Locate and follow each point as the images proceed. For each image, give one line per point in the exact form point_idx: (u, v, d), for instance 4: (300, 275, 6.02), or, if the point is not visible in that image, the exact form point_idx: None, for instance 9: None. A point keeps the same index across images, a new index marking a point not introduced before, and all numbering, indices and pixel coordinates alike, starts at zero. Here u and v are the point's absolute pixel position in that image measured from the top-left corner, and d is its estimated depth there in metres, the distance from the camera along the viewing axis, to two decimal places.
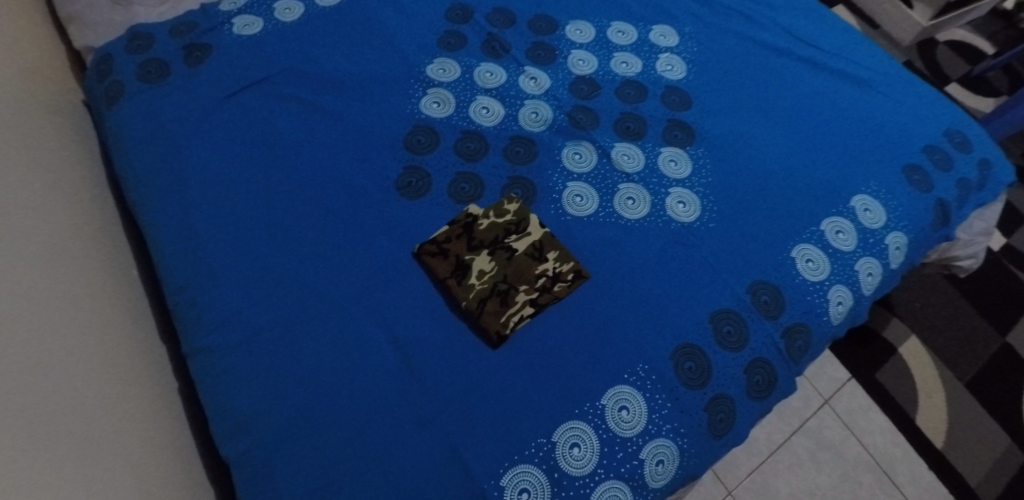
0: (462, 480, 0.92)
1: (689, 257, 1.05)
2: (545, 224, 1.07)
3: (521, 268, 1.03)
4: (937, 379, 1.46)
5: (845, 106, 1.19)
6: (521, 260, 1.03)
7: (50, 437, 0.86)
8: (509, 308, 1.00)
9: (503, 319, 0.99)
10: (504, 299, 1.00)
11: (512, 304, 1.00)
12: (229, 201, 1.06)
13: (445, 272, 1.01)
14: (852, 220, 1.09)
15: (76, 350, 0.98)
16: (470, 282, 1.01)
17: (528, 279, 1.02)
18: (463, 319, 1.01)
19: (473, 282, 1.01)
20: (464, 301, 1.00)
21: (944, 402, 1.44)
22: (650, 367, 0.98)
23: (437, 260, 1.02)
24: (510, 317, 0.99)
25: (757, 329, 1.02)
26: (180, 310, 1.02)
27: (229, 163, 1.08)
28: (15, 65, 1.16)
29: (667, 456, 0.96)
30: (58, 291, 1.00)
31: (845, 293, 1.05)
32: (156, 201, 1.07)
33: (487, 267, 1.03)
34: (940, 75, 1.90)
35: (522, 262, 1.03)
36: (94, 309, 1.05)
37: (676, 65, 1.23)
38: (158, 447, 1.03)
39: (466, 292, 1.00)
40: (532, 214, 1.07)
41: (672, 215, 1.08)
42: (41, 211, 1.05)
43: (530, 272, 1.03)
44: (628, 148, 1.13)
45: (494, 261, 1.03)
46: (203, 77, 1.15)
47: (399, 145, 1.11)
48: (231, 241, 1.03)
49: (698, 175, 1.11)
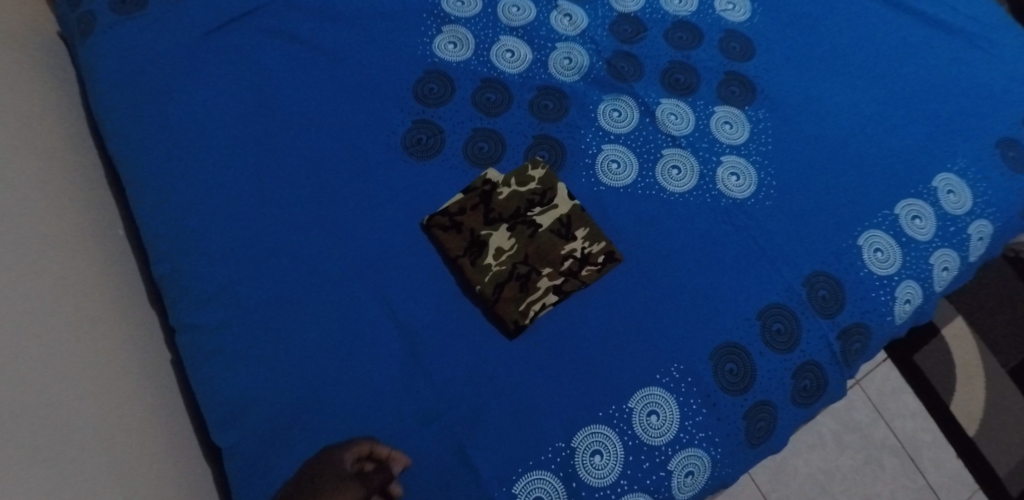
0: (470, 485, 0.83)
1: (739, 241, 0.92)
2: (574, 195, 0.92)
3: (545, 247, 0.89)
4: (979, 363, 1.34)
5: (934, 64, 1.01)
6: (545, 238, 0.90)
7: (23, 425, 0.76)
8: (531, 295, 0.87)
9: (523, 308, 0.87)
10: (524, 284, 0.88)
11: (534, 291, 0.88)
12: (214, 156, 0.92)
13: (459, 251, 0.88)
14: (932, 204, 0.94)
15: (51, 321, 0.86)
16: (486, 263, 0.88)
17: (552, 261, 0.89)
18: (477, 303, 0.89)
19: (490, 263, 0.88)
20: (479, 285, 0.87)
21: (986, 389, 1.33)
22: (686, 368, 0.87)
23: (449, 236, 0.89)
24: (530, 305, 0.87)
25: (811, 328, 0.89)
26: (167, 280, 0.90)
27: (214, 111, 0.93)
28: None
29: (698, 467, 0.86)
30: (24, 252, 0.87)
31: (915, 290, 0.91)
32: (137, 151, 0.93)
33: (506, 246, 0.89)
34: None
35: (547, 240, 0.90)
36: (70, 272, 0.93)
37: (738, 4, 1.03)
38: (149, 426, 0.94)
39: (482, 274, 0.87)
40: (560, 182, 0.92)
41: (723, 189, 0.94)
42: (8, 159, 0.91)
43: (555, 253, 0.89)
44: (676, 106, 0.97)
45: (515, 238, 0.90)
46: (182, 4, 0.98)
47: (407, 95, 0.95)
48: (218, 204, 0.90)
49: (756, 141, 0.96)
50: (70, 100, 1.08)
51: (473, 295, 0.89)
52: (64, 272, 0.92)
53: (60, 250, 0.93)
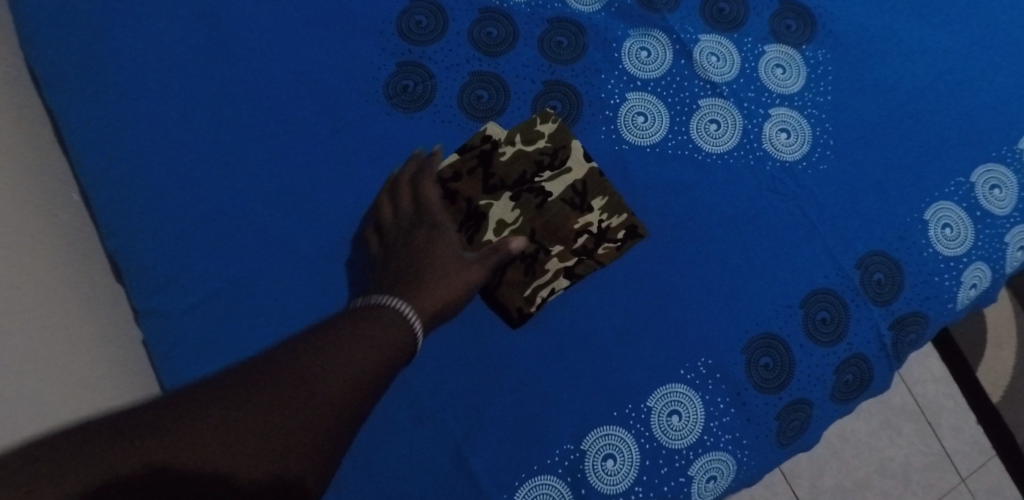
0: (467, 491, 0.73)
1: (786, 212, 0.78)
2: (590, 156, 0.77)
3: (556, 219, 0.75)
4: (1012, 328, 1.23)
5: None
6: (556, 209, 0.75)
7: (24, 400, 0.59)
8: (537, 279, 0.74)
9: (528, 295, 0.74)
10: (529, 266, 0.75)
11: (541, 273, 0.75)
12: (159, 102, 0.74)
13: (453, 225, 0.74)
14: (1015, 171, 0.80)
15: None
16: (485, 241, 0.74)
17: (564, 238, 0.75)
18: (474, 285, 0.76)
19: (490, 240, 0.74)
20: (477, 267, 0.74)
21: (1015, 355, 1.22)
22: (714, 362, 0.76)
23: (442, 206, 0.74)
24: (536, 292, 0.74)
25: (861, 317, 0.77)
26: (120, 259, 0.71)
27: (155, 44, 0.75)
28: None
29: (722, 471, 0.76)
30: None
31: (983, 273, 0.79)
32: (69, 94, 0.73)
33: (510, 218, 0.75)
34: None
35: (557, 213, 0.75)
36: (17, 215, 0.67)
37: None
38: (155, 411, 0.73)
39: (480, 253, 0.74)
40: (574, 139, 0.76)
41: (770, 149, 0.78)
42: None
43: (566, 227, 0.75)
44: (717, 44, 0.80)
45: (519, 209, 0.75)
46: None
47: (389, 29, 0.78)
48: (168, 159, 0.73)
49: (812, 89, 0.79)
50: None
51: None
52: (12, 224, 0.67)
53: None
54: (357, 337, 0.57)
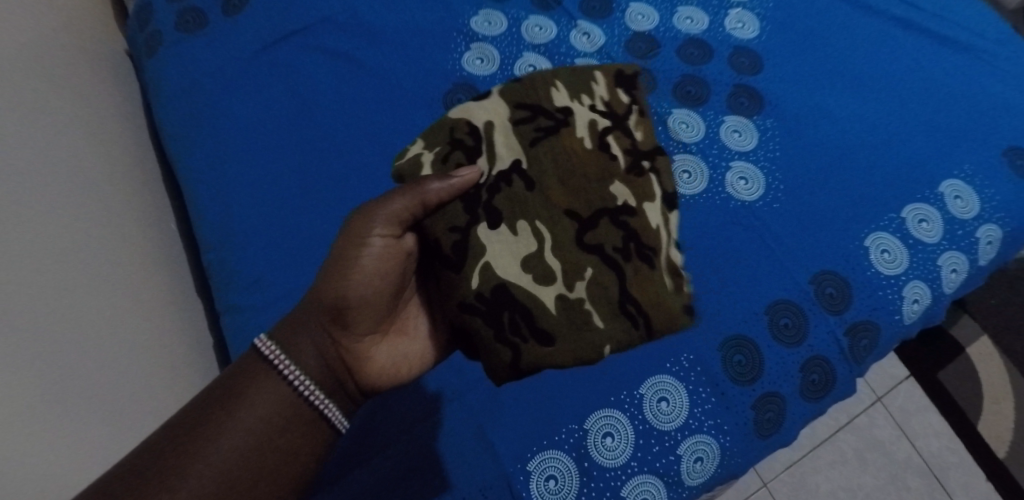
0: (489, 463, 0.87)
1: (749, 240, 0.95)
2: (555, 131, 0.72)
3: (547, 218, 0.70)
4: (1007, 383, 1.31)
5: (943, 82, 1.03)
6: (514, 211, 0.69)
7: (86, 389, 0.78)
8: (618, 283, 0.71)
9: (631, 314, 0.71)
10: (561, 286, 0.69)
11: (639, 278, 0.71)
12: (256, 162, 0.97)
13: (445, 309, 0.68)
14: (940, 209, 0.96)
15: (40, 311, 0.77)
16: (471, 291, 0.67)
17: (606, 208, 0.71)
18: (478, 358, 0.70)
19: (479, 293, 0.68)
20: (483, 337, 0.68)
21: (1013, 411, 1.29)
22: (695, 357, 0.91)
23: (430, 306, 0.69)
24: (603, 299, 0.70)
25: (818, 324, 0.92)
26: (213, 268, 0.96)
27: (256, 122, 0.99)
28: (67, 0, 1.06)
29: (707, 454, 0.89)
30: (14, 231, 0.79)
31: (922, 290, 0.94)
32: (193, 147, 0.99)
33: (499, 263, 0.68)
34: None
35: (536, 204, 0.70)
36: (99, 274, 0.88)
37: (747, 23, 1.07)
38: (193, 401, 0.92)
39: (467, 308, 0.67)
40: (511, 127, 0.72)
41: (732, 192, 0.98)
42: (89, 160, 0.96)
43: (593, 200, 0.71)
44: (688, 115, 1.01)
45: (518, 260, 0.69)
46: (239, 26, 1.03)
47: (437, 104, 1.01)
48: (263, 201, 0.95)
49: (764, 148, 1.00)
50: (128, 89, 1.11)
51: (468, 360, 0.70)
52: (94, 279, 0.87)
53: (62, 234, 0.86)
54: (251, 400, 0.66)
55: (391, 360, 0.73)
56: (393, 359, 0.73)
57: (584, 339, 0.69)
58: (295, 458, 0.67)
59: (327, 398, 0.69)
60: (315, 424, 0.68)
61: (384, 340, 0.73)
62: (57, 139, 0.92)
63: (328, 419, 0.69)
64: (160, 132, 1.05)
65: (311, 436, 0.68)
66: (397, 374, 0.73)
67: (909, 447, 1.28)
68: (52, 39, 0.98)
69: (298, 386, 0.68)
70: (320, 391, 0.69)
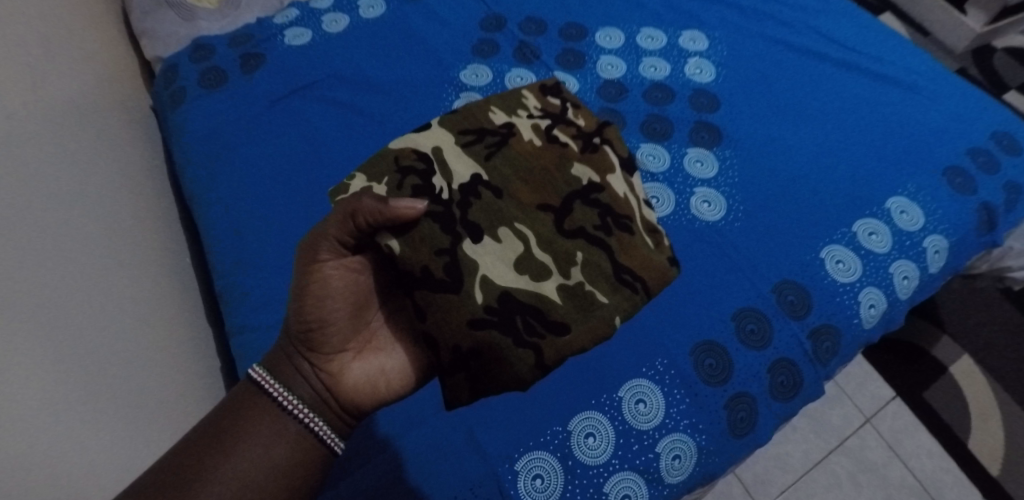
0: (478, 463, 0.90)
1: (714, 255, 1.04)
2: (504, 143, 0.80)
3: (522, 218, 0.75)
4: (993, 403, 1.35)
5: (883, 112, 1.14)
6: (492, 223, 0.74)
7: (117, 387, 0.84)
8: (609, 256, 0.76)
9: (629, 282, 0.75)
10: (560, 278, 0.74)
11: (623, 246, 0.77)
12: (268, 196, 1.07)
13: (454, 326, 0.70)
14: (887, 222, 1.05)
15: (90, 319, 0.86)
16: (478, 306, 0.71)
17: (576, 192, 0.78)
18: (494, 368, 0.72)
19: (487, 306, 0.71)
20: (498, 343, 0.71)
21: (1001, 427, 1.33)
22: (669, 361, 0.96)
23: (431, 325, 0.70)
24: (599, 276, 0.75)
25: (782, 328, 0.99)
26: (226, 293, 1.02)
27: (269, 162, 1.10)
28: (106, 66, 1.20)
29: (684, 451, 0.94)
30: (70, 251, 0.89)
31: (877, 296, 1.03)
32: (211, 185, 1.09)
33: (495, 273, 0.72)
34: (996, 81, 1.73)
35: (509, 209, 0.75)
36: (131, 291, 0.96)
37: (705, 69, 1.20)
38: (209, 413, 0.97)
39: (479, 324, 0.71)
40: (458, 149, 0.78)
41: (696, 214, 1.07)
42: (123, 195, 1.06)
43: (561, 187, 0.78)
44: (654, 149, 1.12)
45: (511, 267, 0.73)
46: (257, 83, 1.17)
47: None
48: (273, 228, 1.05)
49: (724, 175, 1.10)
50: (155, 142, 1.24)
51: (480, 374, 0.72)
52: (130, 299, 0.96)
53: (103, 252, 0.95)
54: (250, 419, 0.70)
55: (366, 376, 0.74)
56: (372, 377, 0.74)
57: (593, 317, 0.73)
58: (285, 474, 0.69)
59: (311, 412, 0.71)
60: (304, 438, 0.71)
61: (358, 357, 0.74)
62: (98, 173, 1.03)
63: (316, 434, 0.71)
64: (181, 177, 1.16)
65: (300, 452, 0.71)
66: (375, 392, 0.74)
67: (902, 467, 1.30)
68: (94, 93, 1.11)
69: (285, 403, 0.71)
70: (303, 405, 0.71)
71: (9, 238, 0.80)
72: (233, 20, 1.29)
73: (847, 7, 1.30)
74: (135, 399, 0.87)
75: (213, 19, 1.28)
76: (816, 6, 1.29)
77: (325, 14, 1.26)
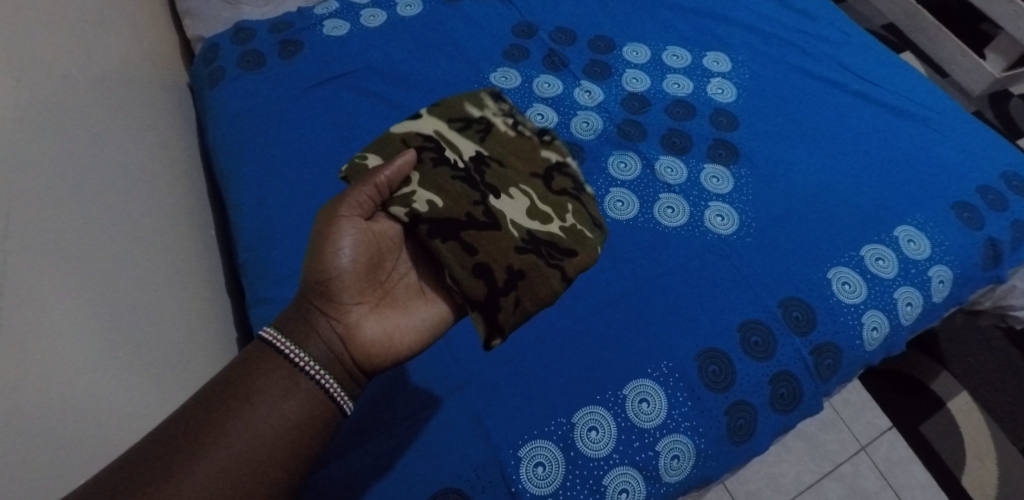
0: (483, 447, 0.92)
1: (724, 267, 1.06)
2: (488, 127, 0.92)
3: (525, 182, 0.88)
4: (990, 441, 1.36)
5: (897, 144, 1.18)
6: (502, 184, 0.86)
7: (136, 343, 0.86)
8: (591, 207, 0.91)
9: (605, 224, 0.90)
10: (562, 221, 0.86)
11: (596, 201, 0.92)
12: (295, 175, 1.11)
13: (503, 253, 0.80)
14: (894, 250, 1.08)
15: (124, 272, 0.90)
16: (516, 239, 0.82)
17: (555, 164, 0.93)
18: (538, 286, 0.80)
19: (521, 240, 0.82)
20: (538, 264, 0.81)
21: (995, 466, 1.34)
22: (674, 365, 0.98)
23: (483, 255, 0.79)
24: (590, 219, 0.89)
25: (786, 343, 1.01)
26: (248, 266, 1.05)
27: (300, 143, 1.14)
28: (150, 41, 1.25)
29: (683, 453, 0.96)
30: (108, 206, 0.92)
31: (880, 319, 1.05)
32: (242, 160, 1.13)
33: (518, 219, 0.84)
34: (1011, 126, 1.79)
35: (512, 174, 0.88)
36: (155, 254, 0.98)
37: (727, 89, 1.24)
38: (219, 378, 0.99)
39: (521, 250, 0.81)
40: (454, 133, 0.89)
41: (710, 227, 1.10)
42: (154, 163, 1.09)
43: (543, 160, 0.92)
44: (673, 162, 1.16)
45: (528, 215, 0.85)
46: (294, 68, 1.22)
47: None
48: (299, 207, 1.08)
49: (739, 193, 1.13)
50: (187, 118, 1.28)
51: (519, 295, 0.80)
52: (160, 259, 0.99)
53: (133, 212, 0.97)
54: (269, 375, 0.71)
55: (382, 328, 0.76)
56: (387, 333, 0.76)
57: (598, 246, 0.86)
58: (297, 429, 0.70)
59: (323, 370, 0.72)
60: (315, 394, 0.72)
61: (371, 314, 0.76)
62: (134, 138, 1.06)
63: (327, 391, 0.72)
64: (211, 153, 1.20)
65: (312, 406, 0.71)
66: (389, 347, 0.76)
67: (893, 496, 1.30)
68: (134, 64, 1.15)
69: (297, 360, 0.72)
70: (314, 361, 0.72)
71: (55, 186, 0.83)
72: (275, 8, 1.34)
73: (869, 43, 1.34)
74: (157, 355, 0.89)
75: (256, 5, 1.33)
76: (840, 39, 1.33)
77: (364, 9, 1.31)
